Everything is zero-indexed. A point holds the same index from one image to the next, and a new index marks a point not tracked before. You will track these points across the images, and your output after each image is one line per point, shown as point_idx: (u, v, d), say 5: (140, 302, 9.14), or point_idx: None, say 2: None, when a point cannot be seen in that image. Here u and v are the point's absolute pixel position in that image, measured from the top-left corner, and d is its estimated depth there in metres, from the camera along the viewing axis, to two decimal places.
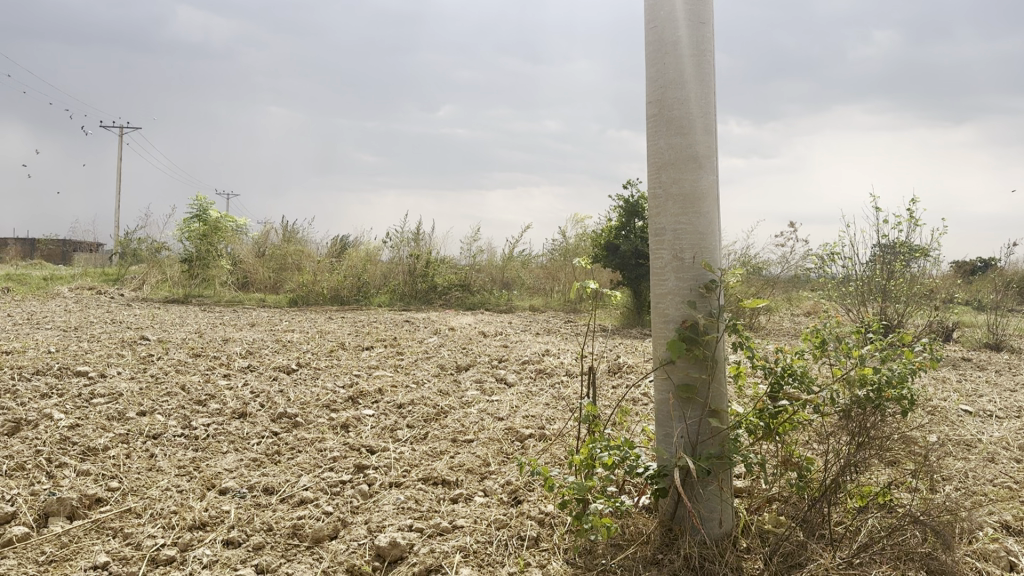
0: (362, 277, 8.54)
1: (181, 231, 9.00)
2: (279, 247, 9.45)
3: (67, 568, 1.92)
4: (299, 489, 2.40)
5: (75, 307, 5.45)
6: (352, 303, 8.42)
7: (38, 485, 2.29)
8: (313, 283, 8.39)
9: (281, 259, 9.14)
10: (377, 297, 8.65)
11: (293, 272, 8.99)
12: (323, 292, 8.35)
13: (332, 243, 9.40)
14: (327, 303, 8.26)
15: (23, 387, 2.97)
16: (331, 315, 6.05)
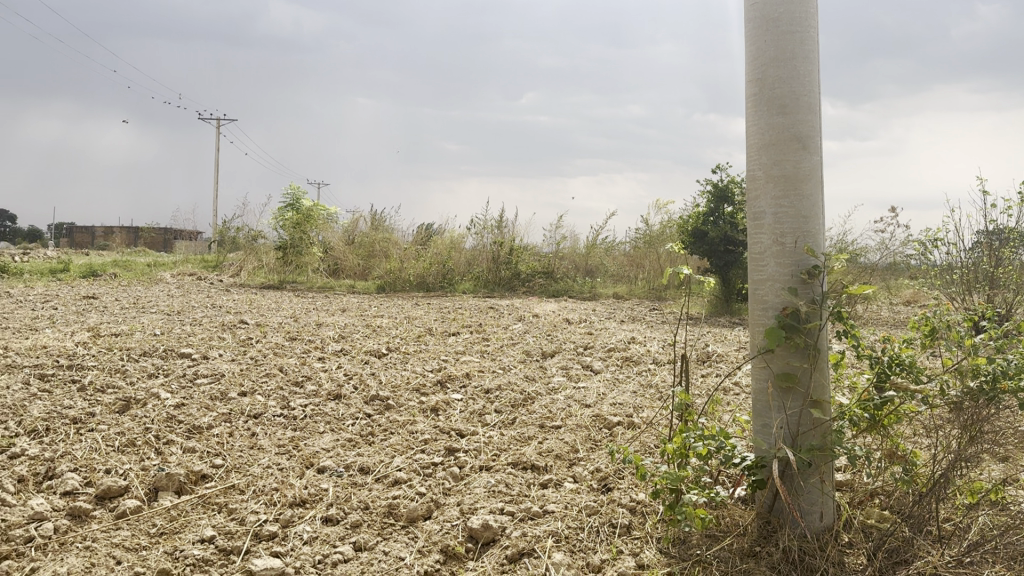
0: (447, 264, 8.65)
1: (275, 220, 9.30)
2: (367, 234, 9.60)
3: (177, 540, 2.01)
4: (393, 469, 2.45)
5: (179, 292, 5.70)
6: (438, 289, 8.52)
7: (149, 460, 2.40)
8: (400, 271, 8.53)
9: (369, 247, 9.37)
10: (461, 284, 8.74)
11: (380, 260, 9.19)
12: (409, 279, 8.48)
13: (417, 231, 9.55)
14: (414, 290, 8.39)
15: (132, 367, 3.13)
16: (419, 301, 6.14)
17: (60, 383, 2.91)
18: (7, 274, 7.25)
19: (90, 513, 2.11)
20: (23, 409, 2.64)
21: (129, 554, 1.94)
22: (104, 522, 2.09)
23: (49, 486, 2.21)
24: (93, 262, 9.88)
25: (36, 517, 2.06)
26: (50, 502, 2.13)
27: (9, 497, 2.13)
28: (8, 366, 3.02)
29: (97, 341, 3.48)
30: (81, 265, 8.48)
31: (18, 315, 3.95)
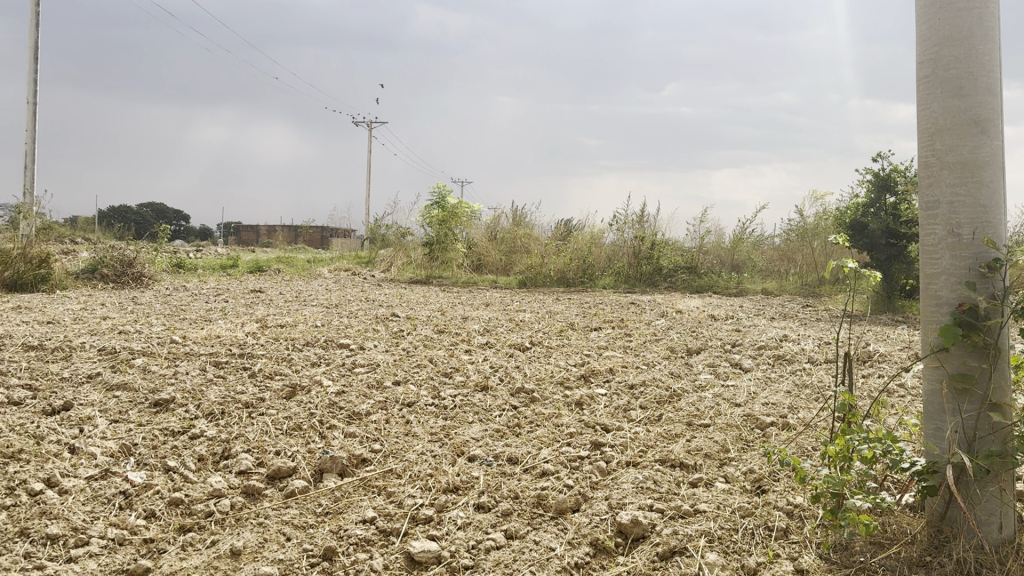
0: (587, 259, 8.65)
1: (422, 217, 9.63)
2: (509, 231, 9.86)
3: (341, 520, 2.14)
4: (540, 461, 2.49)
5: (335, 287, 6.02)
6: (578, 285, 8.55)
7: (313, 444, 2.56)
8: (541, 266, 8.60)
9: (511, 244, 9.58)
10: (601, 279, 8.72)
11: (522, 256, 9.32)
12: (551, 274, 8.55)
13: (557, 227, 9.61)
14: (555, 285, 8.46)
15: (296, 357, 3.34)
16: (561, 296, 6.19)
17: (233, 369, 3.15)
18: (185, 269, 7.92)
19: (262, 492, 2.27)
20: (202, 393, 2.88)
21: (298, 532, 2.08)
22: (274, 500, 2.24)
23: (226, 465, 2.40)
24: (256, 259, 10.59)
25: (215, 494, 2.24)
26: (227, 480, 2.31)
27: (191, 475, 2.33)
28: (187, 354, 3.30)
29: (264, 332, 3.74)
30: (248, 262, 9.15)
31: (195, 307, 4.30)
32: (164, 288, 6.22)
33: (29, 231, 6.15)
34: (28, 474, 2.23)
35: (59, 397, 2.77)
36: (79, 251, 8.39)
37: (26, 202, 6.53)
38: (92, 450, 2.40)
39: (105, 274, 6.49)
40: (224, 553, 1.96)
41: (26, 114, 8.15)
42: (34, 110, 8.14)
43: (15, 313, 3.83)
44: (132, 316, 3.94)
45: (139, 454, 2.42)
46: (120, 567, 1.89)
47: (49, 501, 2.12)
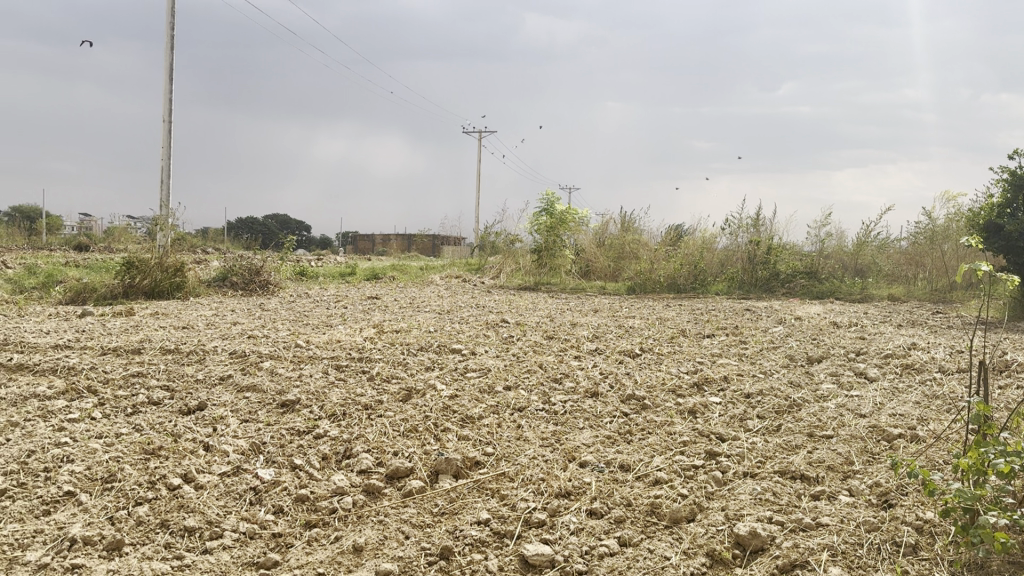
0: (699, 264, 8.49)
1: (531, 224, 9.72)
2: (617, 237, 9.81)
3: (457, 521, 2.19)
4: (654, 469, 2.47)
5: (447, 293, 6.15)
6: (689, 290, 8.40)
7: (429, 445, 2.63)
8: (650, 272, 8.48)
9: (619, 249, 9.53)
10: (714, 286, 8.56)
11: (632, 262, 9.29)
12: (661, 280, 8.44)
13: (667, 232, 9.52)
14: (665, 291, 8.34)
15: (411, 361, 3.44)
16: (672, 302, 6.11)
17: (352, 373, 3.28)
18: (307, 277, 8.28)
19: (381, 491, 2.36)
20: (324, 395, 3.01)
21: (416, 530, 2.14)
22: (393, 499, 2.32)
23: (347, 464, 2.50)
24: (370, 266, 10.97)
25: (338, 491, 2.34)
26: (349, 478, 2.41)
27: (316, 472, 2.44)
28: (309, 357, 3.46)
29: (381, 337, 3.87)
30: (365, 270, 9.50)
31: (316, 313, 4.50)
32: (287, 295, 6.53)
33: (166, 241, 6.59)
34: (168, 470, 2.39)
35: (195, 397, 2.96)
36: (209, 260, 8.94)
37: (165, 213, 7.00)
38: (225, 448, 2.56)
39: (235, 282, 6.88)
40: (347, 548, 2.05)
41: (162, 132, 8.75)
42: (169, 129, 8.73)
43: (155, 319, 4.12)
44: (259, 322, 4.16)
45: (268, 453, 2.56)
46: (252, 559, 2.00)
47: (187, 495, 2.26)
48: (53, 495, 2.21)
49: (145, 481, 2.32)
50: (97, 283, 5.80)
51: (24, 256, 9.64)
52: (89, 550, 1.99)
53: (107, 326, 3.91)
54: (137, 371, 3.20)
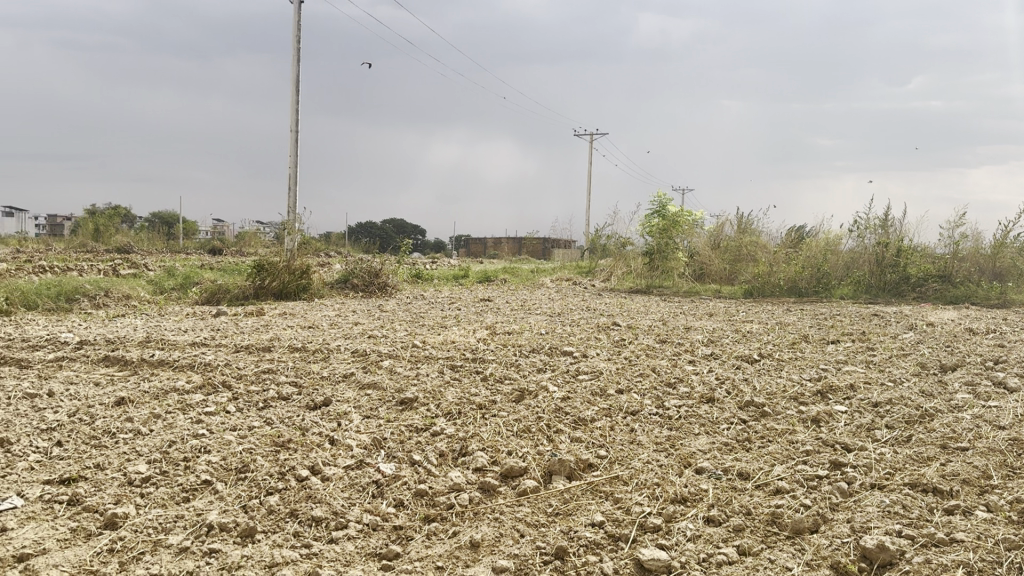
0: (822, 267, 8.18)
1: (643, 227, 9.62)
2: (734, 239, 9.60)
3: (571, 521, 2.19)
4: (774, 478, 2.39)
5: (558, 295, 6.17)
6: (811, 295, 8.12)
7: (542, 446, 2.65)
8: (769, 275, 8.23)
9: (736, 252, 9.39)
10: (839, 289, 8.26)
11: (749, 265, 9.12)
12: (780, 283, 8.19)
13: (788, 234, 9.30)
14: (785, 295, 8.10)
15: (524, 362, 3.48)
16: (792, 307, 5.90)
17: (467, 373, 3.34)
18: (423, 279, 8.50)
19: (496, 488, 2.39)
20: (440, 394, 3.09)
21: (531, 529, 2.17)
22: (508, 498, 2.35)
23: (463, 461, 2.55)
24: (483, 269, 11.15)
25: (455, 488, 2.39)
26: (465, 475, 2.46)
27: (433, 469, 2.50)
28: (426, 357, 3.56)
29: (494, 338, 3.93)
30: (478, 272, 9.72)
31: (431, 314, 4.61)
32: (404, 296, 6.73)
33: (293, 245, 6.92)
34: (296, 462, 2.51)
35: (320, 393, 3.10)
36: (330, 262, 9.32)
37: (291, 219, 7.35)
38: (348, 443, 2.66)
39: (355, 284, 7.14)
40: (465, 544, 2.09)
41: (289, 141, 9.19)
42: (295, 138, 9.16)
43: (282, 319, 4.33)
44: (378, 323, 4.30)
45: (388, 448, 2.64)
46: (374, 550, 2.07)
47: (313, 486, 2.37)
48: (192, 483, 2.37)
49: (275, 472, 2.45)
50: (231, 285, 6.16)
51: (166, 260, 10.33)
52: (225, 535, 2.12)
53: (240, 325, 4.14)
54: (267, 367, 3.38)
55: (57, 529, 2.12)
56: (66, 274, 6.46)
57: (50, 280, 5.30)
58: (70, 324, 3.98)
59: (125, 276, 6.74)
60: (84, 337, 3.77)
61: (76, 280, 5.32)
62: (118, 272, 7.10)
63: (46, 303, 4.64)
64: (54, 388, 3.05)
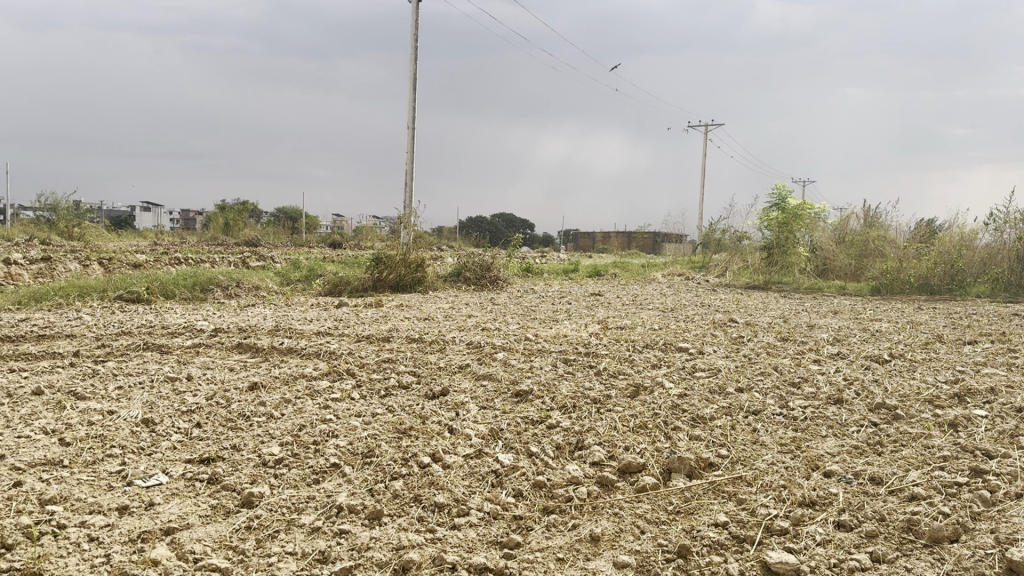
0: (956, 264, 7.75)
1: (761, 220, 9.45)
2: (859, 233, 9.25)
3: (693, 520, 2.15)
4: (908, 483, 2.28)
5: (672, 291, 6.09)
6: (945, 292, 7.73)
7: (660, 443, 2.61)
8: (899, 270, 7.92)
9: (863, 245, 8.97)
10: (975, 287, 7.82)
11: (876, 258, 8.71)
12: (910, 279, 7.86)
13: (918, 229, 8.90)
14: (915, 293, 7.77)
15: (638, 358, 3.44)
16: (924, 304, 5.63)
17: (580, 367, 3.34)
18: (533, 273, 8.58)
19: (615, 484, 2.37)
20: (555, 387, 3.10)
21: (652, 526, 2.14)
22: (627, 494, 2.33)
23: (580, 455, 2.55)
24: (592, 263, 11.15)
25: (573, 481, 2.39)
26: (583, 469, 2.45)
27: (551, 461, 2.51)
28: (540, 350, 3.57)
29: (607, 332, 3.91)
30: (588, 266, 9.71)
31: (543, 308, 4.64)
32: (516, 290, 6.79)
33: (409, 239, 7.12)
34: (417, 449, 2.58)
35: (438, 383, 3.17)
36: (441, 256, 9.52)
37: (406, 213, 7.55)
38: (467, 432, 2.71)
39: (468, 277, 7.27)
40: (585, 537, 2.09)
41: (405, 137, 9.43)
42: (412, 134, 9.38)
43: (399, 311, 4.44)
44: (491, 315, 4.36)
45: (505, 439, 2.67)
46: (495, 538, 2.10)
47: (435, 473, 2.42)
48: (321, 466, 2.47)
49: (398, 458, 2.52)
50: (351, 277, 6.37)
51: (292, 253, 10.79)
52: (353, 517, 2.19)
53: (360, 315, 4.29)
54: (387, 356, 3.48)
55: (200, 505, 2.25)
56: (200, 265, 6.85)
57: (187, 271, 5.64)
58: (205, 312, 4.22)
59: (253, 268, 7.09)
60: (218, 325, 3.99)
61: (209, 271, 5.63)
62: (246, 263, 7.48)
63: (184, 293, 4.94)
64: (193, 372, 3.24)
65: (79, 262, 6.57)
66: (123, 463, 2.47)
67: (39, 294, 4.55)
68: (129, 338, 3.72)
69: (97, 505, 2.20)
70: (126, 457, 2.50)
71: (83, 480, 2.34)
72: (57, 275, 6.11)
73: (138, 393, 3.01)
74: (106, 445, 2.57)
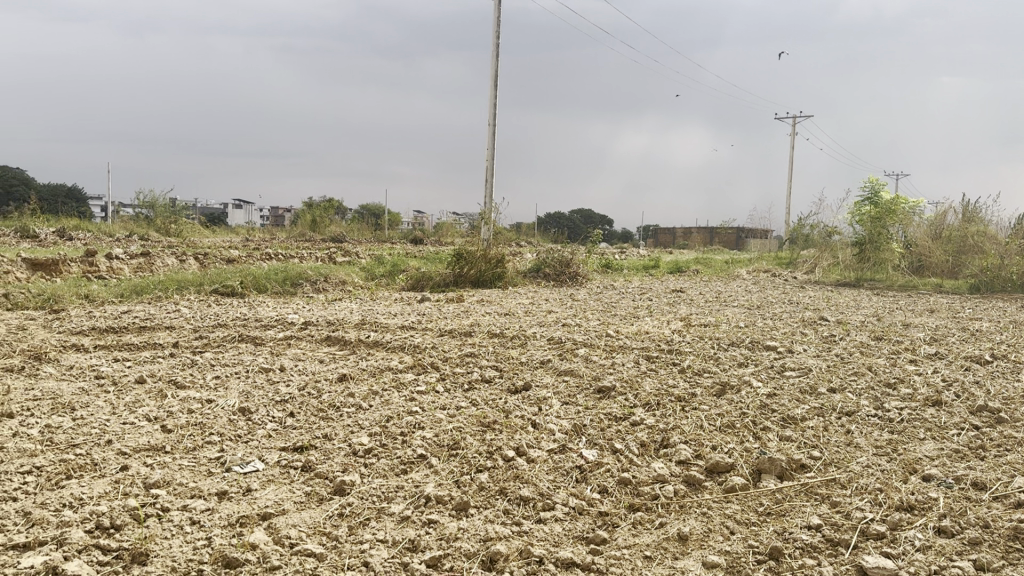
0: None
1: (852, 215, 9.12)
2: (957, 229, 8.86)
3: (785, 522, 2.11)
4: (1015, 490, 2.18)
5: (758, 288, 5.96)
6: None
7: (749, 443, 2.57)
8: (1001, 267, 7.56)
9: (961, 241, 8.59)
10: None
11: (977, 255, 8.33)
12: (1013, 277, 7.50)
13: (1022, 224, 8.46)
14: (1019, 291, 7.41)
15: (724, 356, 3.40)
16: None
17: (663, 364, 3.31)
18: (612, 269, 8.54)
19: (703, 483, 2.35)
20: (639, 384, 3.08)
21: (741, 527, 2.11)
22: (715, 493, 2.30)
23: (666, 454, 2.53)
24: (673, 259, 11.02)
25: (659, 479, 2.37)
26: (669, 467, 2.44)
27: (636, 458, 2.50)
28: (622, 347, 3.56)
29: (690, 330, 3.87)
30: (669, 262, 9.58)
31: (624, 304, 4.61)
32: (596, 286, 6.77)
33: (489, 235, 7.18)
34: (502, 443, 2.60)
35: (520, 378, 3.19)
36: (519, 252, 9.57)
37: (485, 210, 7.63)
38: (551, 427, 2.72)
39: (547, 273, 7.30)
40: (673, 536, 2.08)
41: (486, 134, 9.51)
42: (493, 131, 9.45)
43: (481, 306, 4.49)
44: (572, 311, 4.36)
45: (589, 435, 2.67)
46: (581, 533, 2.10)
47: (521, 467, 2.45)
48: (409, 457, 2.52)
49: (484, 451, 2.55)
50: (433, 272, 6.47)
51: (375, 249, 11.02)
52: (440, 507, 2.23)
53: (442, 310, 4.36)
54: (470, 351, 3.52)
55: (294, 492, 2.33)
56: (288, 261, 7.06)
57: (277, 266, 5.83)
58: (295, 306, 4.36)
59: (338, 264, 7.27)
60: (307, 318, 4.11)
61: (298, 266, 5.80)
62: (331, 259, 7.68)
63: (274, 287, 5.10)
64: (284, 363, 3.35)
65: (176, 257, 6.88)
66: (221, 450, 2.58)
67: (140, 287, 4.78)
68: (224, 330, 3.87)
69: (198, 490, 2.30)
70: (225, 444, 2.61)
71: (184, 465, 2.46)
72: (156, 269, 6.40)
73: (234, 383, 3.13)
74: (206, 432, 2.69)
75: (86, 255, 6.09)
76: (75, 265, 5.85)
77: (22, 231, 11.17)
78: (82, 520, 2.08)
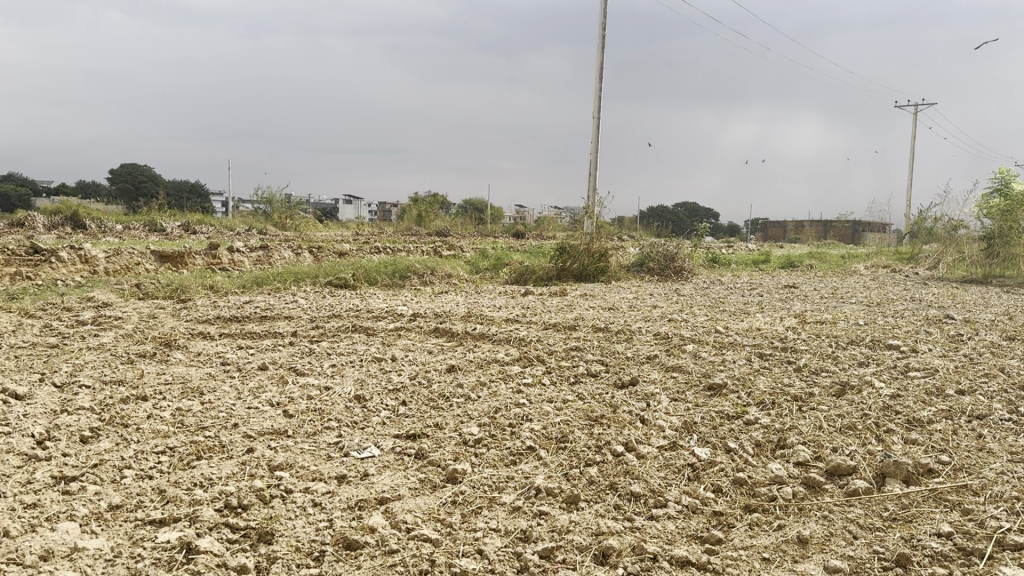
0: None
1: (980, 207, 8.64)
2: None
3: (912, 529, 2.03)
4: None
5: (876, 284, 5.73)
6: None
7: (871, 446, 2.48)
8: None
9: None
10: None
11: None
12: None
13: None
14: None
15: (842, 354, 3.29)
16: None
17: (777, 362, 3.23)
18: (719, 264, 8.38)
19: (822, 486, 2.28)
20: (752, 382, 3.02)
21: (865, 532, 2.04)
22: (836, 497, 2.23)
23: (783, 454, 2.47)
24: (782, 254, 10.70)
25: (776, 480, 2.32)
26: (787, 468, 2.38)
27: (751, 458, 2.45)
28: (732, 343, 3.50)
29: (804, 327, 3.76)
30: (778, 257, 9.31)
31: (733, 300, 4.52)
32: (703, 280, 6.66)
33: (592, 228, 7.16)
34: (611, 437, 2.61)
35: (628, 373, 3.18)
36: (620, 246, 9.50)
37: (589, 203, 7.61)
38: (661, 424, 2.70)
39: (651, 268, 7.23)
40: (792, 538, 2.03)
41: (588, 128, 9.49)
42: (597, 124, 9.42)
43: (586, 300, 4.49)
44: (679, 306, 4.31)
45: (700, 432, 2.64)
46: (695, 532, 2.08)
47: (631, 462, 2.44)
48: (519, 448, 2.55)
49: (593, 445, 2.56)
50: (537, 266, 6.51)
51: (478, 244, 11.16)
52: (551, 499, 2.25)
53: (547, 303, 4.38)
54: (576, 345, 3.54)
55: (409, 478, 2.40)
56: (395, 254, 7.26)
57: (386, 259, 5.99)
58: (404, 298, 4.47)
59: (444, 257, 7.41)
60: (416, 309, 4.21)
61: (406, 260, 5.95)
62: (437, 252, 7.84)
63: (384, 279, 5.25)
64: (396, 353, 3.45)
65: (292, 250, 7.17)
66: (339, 436, 2.68)
67: (260, 279, 5.01)
68: (338, 320, 4.01)
69: (319, 473, 2.40)
70: (342, 430, 2.71)
71: (305, 449, 2.57)
72: (273, 262, 6.69)
73: (349, 371, 3.25)
74: (324, 419, 2.80)
75: (209, 248, 6.43)
76: (200, 258, 6.18)
77: (150, 225, 11.87)
78: (212, 498, 2.20)
